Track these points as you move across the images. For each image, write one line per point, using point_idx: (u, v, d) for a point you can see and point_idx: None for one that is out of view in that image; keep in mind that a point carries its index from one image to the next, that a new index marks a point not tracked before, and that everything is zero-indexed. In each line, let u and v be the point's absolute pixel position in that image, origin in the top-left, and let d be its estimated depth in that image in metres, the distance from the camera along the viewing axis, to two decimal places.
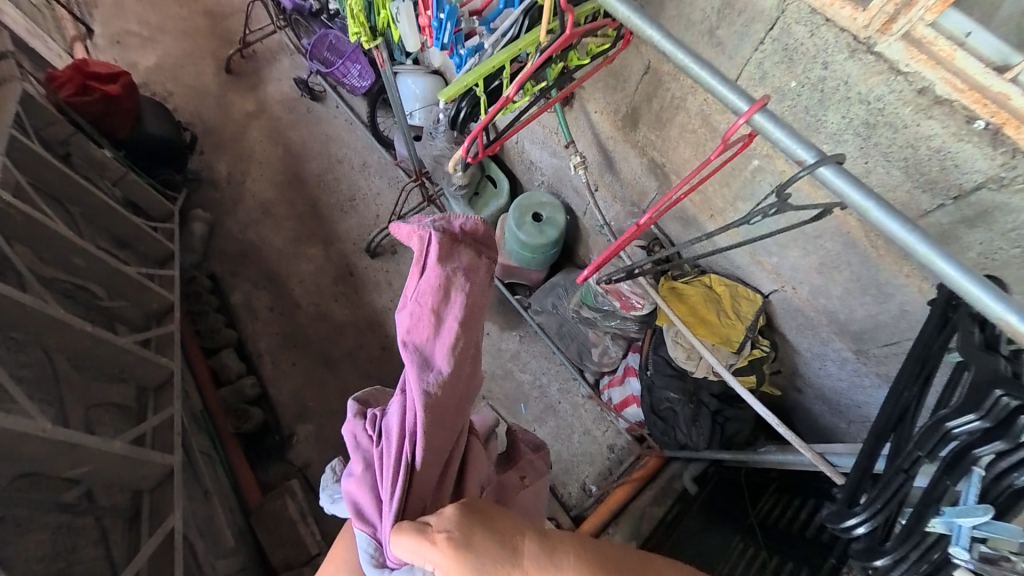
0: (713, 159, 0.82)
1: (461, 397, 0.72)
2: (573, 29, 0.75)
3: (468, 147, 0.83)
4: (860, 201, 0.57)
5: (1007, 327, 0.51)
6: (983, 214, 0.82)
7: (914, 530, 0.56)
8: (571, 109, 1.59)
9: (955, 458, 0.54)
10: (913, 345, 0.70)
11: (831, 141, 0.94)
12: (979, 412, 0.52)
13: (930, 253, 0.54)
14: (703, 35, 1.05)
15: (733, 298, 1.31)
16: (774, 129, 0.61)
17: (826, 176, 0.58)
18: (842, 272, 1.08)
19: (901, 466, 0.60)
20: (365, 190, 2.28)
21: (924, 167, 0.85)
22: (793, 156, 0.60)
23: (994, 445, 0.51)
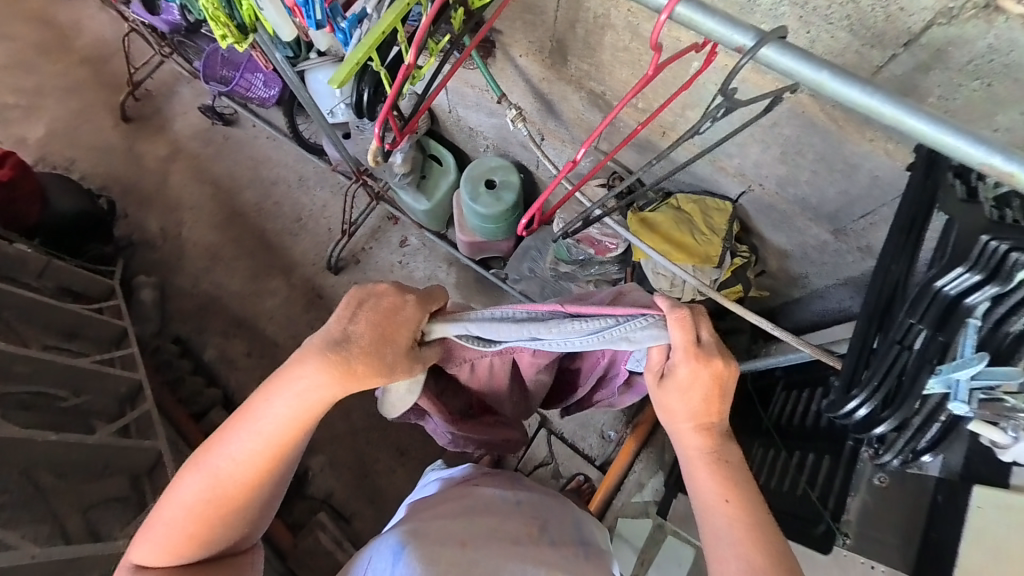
0: (642, 85, 0.72)
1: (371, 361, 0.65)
2: None
3: (381, 133, 0.74)
4: (813, 75, 0.51)
5: (990, 171, 0.49)
6: (934, 54, 0.76)
7: (911, 391, 0.63)
8: (495, 60, 1.45)
9: (949, 318, 0.59)
10: (897, 212, 0.69)
11: (770, 19, 0.85)
12: (968, 264, 0.54)
13: (898, 111, 0.49)
14: None
15: (705, 213, 1.26)
16: (705, 19, 0.53)
17: (771, 58, 0.51)
18: (805, 155, 1.02)
19: (895, 338, 0.64)
20: (309, 206, 2.15)
21: (869, 19, 0.77)
22: (732, 45, 0.53)
23: (986, 290, 0.55)
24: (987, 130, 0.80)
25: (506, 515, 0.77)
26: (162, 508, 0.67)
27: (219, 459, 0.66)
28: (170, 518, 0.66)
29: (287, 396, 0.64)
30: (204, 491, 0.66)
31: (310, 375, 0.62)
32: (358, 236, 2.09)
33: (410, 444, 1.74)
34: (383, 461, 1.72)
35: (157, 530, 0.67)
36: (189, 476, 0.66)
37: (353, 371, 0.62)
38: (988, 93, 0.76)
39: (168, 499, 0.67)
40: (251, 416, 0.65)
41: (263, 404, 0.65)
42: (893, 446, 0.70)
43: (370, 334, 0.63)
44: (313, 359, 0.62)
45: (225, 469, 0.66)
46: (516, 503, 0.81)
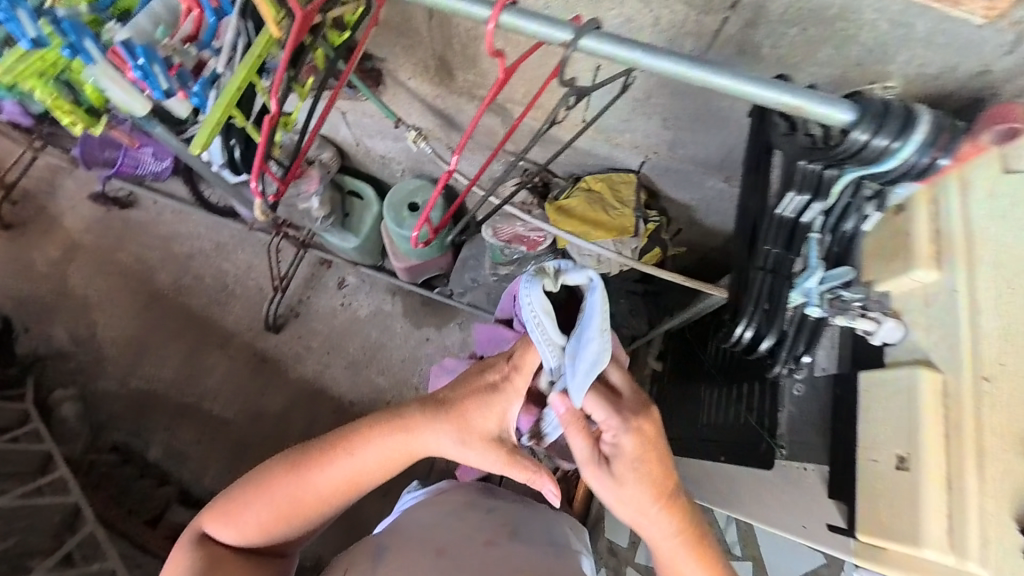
0: (498, 91, 0.75)
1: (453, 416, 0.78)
2: (307, 7, 0.65)
3: (260, 187, 0.73)
4: (629, 55, 0.55)
5: (782, 107, 0.54)
6: (755, 10, 0.86)
7: (778, 305, 0.72)
8: (385, 87, 1.46)
9: (795, 236, 0.70)
10: (746, 154, 0.80)
11: (616, 6, 0.93)
12: (799, 187, 0.66)
13: (701, 72, 0.54)
14: None
15: (614, 188, 1.33)
16: (527, 23, 0.57)
17: (593, 47, 0.56)
18: (682, 117, 1.11)
19: (761, 265, 0.72)
20: (233, 271, 2.05)
21: None
22: (556, 42, 0.58)
23: (815, 207, 0.67)
24: (815, 68, 0.92)
25: (482, 521, 0.81)
26: (253, 493, 0.79)
27: (311, 474, 0.78)
28: (255, 505, 0.79)
29: (384, 440, 0.78)
30: (292, 495, 0.78)
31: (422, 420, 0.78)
32: (292, 289, 2.01)
33: (393, 484, 1.69)
34: (368, 508, 1.67)
35: (241, 511, 0.79)
36: (284, 480, 0.78)
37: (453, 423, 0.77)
38: (807, 36, 0.87)
39: (259, 487, 0.79)
40: (349, 449, 0.78)
41: (365, 444, 0.78)
42: (778, 360, 0.77)
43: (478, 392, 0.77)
44: (427, 411, 0.78)
45: (315, 478, 0.78)
46: (489, 509, 0.84)
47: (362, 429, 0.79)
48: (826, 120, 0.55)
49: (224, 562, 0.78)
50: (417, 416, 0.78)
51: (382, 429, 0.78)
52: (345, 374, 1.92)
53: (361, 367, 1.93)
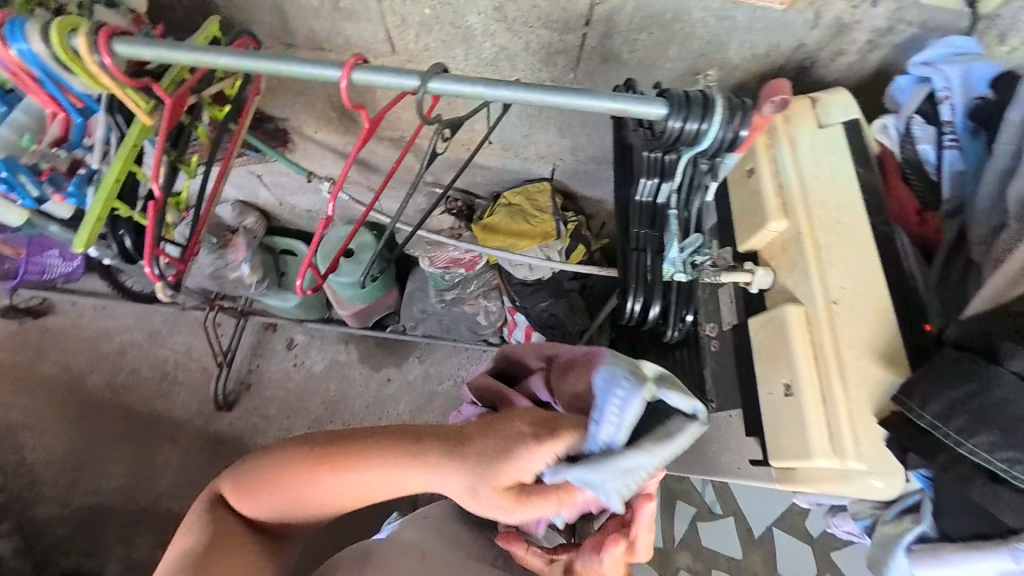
0: (362, 147, 0.77)
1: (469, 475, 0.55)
2: (178, 97, 0.70)
3: (154, 270, 0.75)
4: (472, 89, 0.61)
5: (605, 109, 0.60)
6: (609, 23, 0.96)
7: (652, 278, 0.79)
8: (294, 144, 1.47)
9: (656, 217, 0.77)
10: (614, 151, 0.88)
11: (489, 38, 1.01)
12: (646, 173, 0.73)
13: (533, 92, 0.60)
14: (331, 14, 1.00)
15: (531, 197, 1.41)
16: (376, 76, 0.62)
17: (439, 87, 0.61)
18: (574, 124, 1.21)
19: (633, 246, 0.79)
20: (172, 356, 1.94)
21: (554, 14, 0.95)
22: (407, 89, 0.62)
23: (665, 187, 0.74)
24: (673, 64, 1.03)
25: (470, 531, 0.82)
26: (263, 484, 0.64)
27: (318, 486, 0.62)
28: (264, 499, 0.65)
29: (394, 471, 0.58)
30: (298, 502, 0.64)
31: (430, 458, 0.57)
32: (238, 361, 1.94)
33: None
34: None
35: (251, 496, 0.66)
36: (289, 486, 0.63)
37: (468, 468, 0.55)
38: (659, 38, 0.98)
39: (268, 481, 0.64)
40: (356, 472, 0.59)
41: (374, 472, 0.59)
42: (670, 326, 0.82)
43: (497, 448, 0.53)
44: (450, 451, 0.56)
45: (319, 491, 0.62)
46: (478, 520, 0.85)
47: (361, 446, 0.59)
48: (644, 115, 0.61)
49: (230, 540, 0.68)
50: (435, 455, 0.56)
51: (393, 462, 0.58)
52: None
53: (325, 423, 1.87)
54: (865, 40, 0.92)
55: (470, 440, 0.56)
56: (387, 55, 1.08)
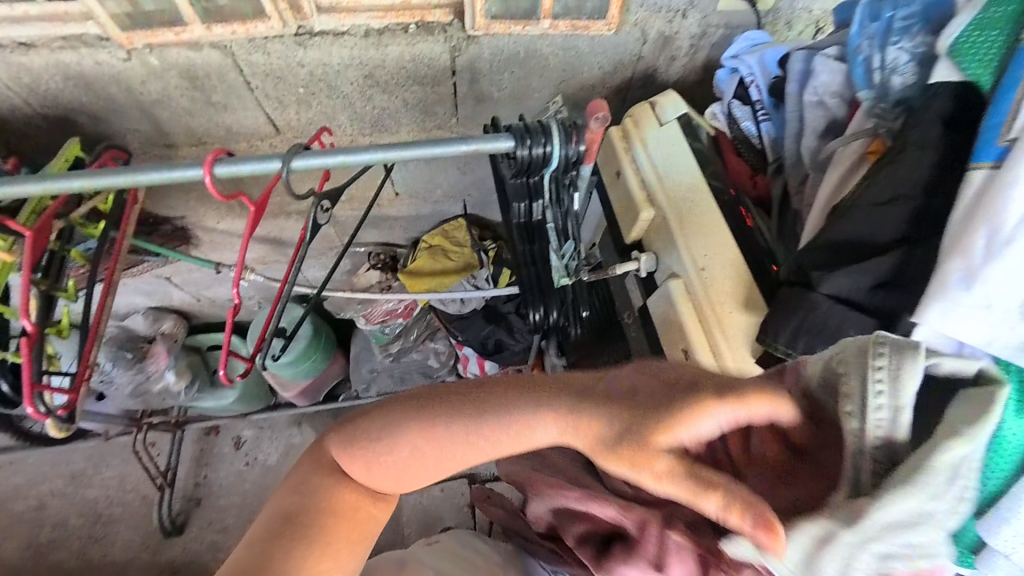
0: (250, 230, 0.78)
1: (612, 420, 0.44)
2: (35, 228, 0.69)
3: (39, 407, 0.71)
4: (334, 159, 0.64)
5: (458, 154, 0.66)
6: (473, 71, 1.04)
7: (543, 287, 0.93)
8: (198, 239, 1.42)
9: (536, 233, 0.86)
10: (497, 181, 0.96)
11: (367, 102, 1.06)
12: (517, 195, 0.79)
13: (391, 151, 0.65)
14: (205, 109, 1.00)
15: (448, 236, 1.46)
16: (237, 167, 0.63)
17: (301, 163, 0.64)
18: (471, 161, 1.28)
19: (525, 262, 0.91)
20: (103, 494, 1.73)
21: (423, 71, 1.02)
22: (271, 171, 0.64)
23: (536, 204, 0.80)
24: (542, 92, 1.13)
25: None
26: (384, 430, 0.58)
27: (445, 425, 0.54)
28: (387, 448, 0.58)
29: (533, 414, 0.49)
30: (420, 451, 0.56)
31: (563, 402, 0.48)
32: (182, 476, 1.77)
33: None
34: None
35: (375, 447, 0.58)
36: (413, 435, 0.56)
37: (614, 420, 0.44)
38: (524, 74, 1.07)
39: (395, 426, 0.57)
40: (494, 412, 0.52)
41: (513, 416, 0.51)
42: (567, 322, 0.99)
43: (649, 382, 0.43)
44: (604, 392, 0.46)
45: (443, 443, 0.54)
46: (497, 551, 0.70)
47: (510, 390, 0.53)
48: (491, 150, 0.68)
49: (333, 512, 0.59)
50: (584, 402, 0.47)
51: (536, 406, 0.50)
52: None
53: None
54: (688, 44, 1.07)
55: (631, 387, 0.45)
56: (273, 137, 1.09)
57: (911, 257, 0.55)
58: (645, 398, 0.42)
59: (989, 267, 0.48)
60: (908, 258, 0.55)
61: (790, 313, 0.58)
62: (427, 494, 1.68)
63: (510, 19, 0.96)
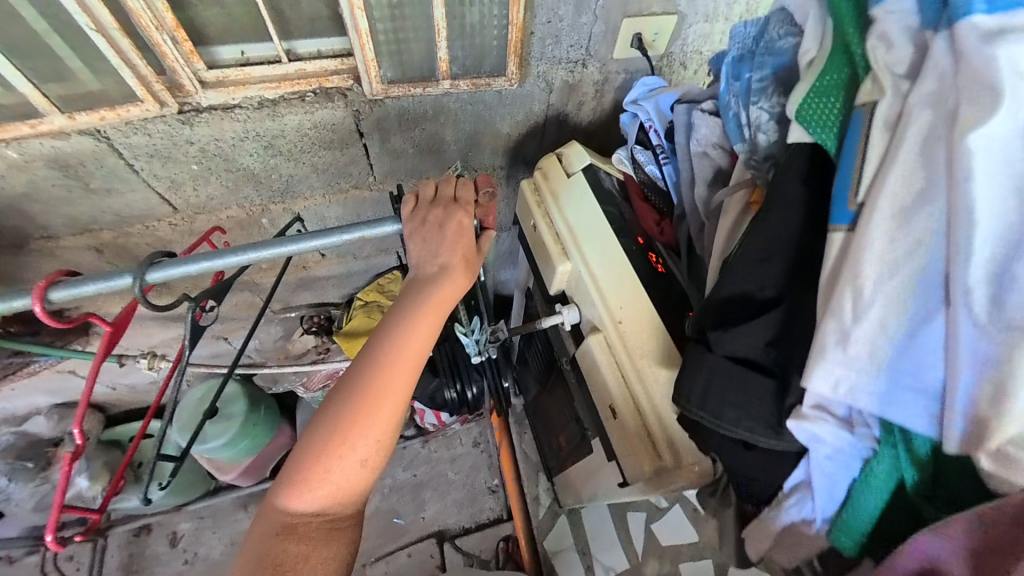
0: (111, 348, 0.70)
1: (450, 281, 0.68)
2: None
3: None
4: (195, 264, 0.60)
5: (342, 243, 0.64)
6: (381, 131, 1.03)
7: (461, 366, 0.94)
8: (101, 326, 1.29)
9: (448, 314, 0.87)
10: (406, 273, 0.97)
11: (271, 171, 1.03)
12: None
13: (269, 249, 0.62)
14: (86, 194, 0.95)
15: (385, 290, 1.39)
16: (81, 286, 0.59)
17: (158, 274, 0.60)
18: None
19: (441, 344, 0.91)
20: None
21: (327, 136, 1.00)
22: (124, 285, 0.60)
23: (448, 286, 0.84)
24: (456, 145, 1.13)
25: None
26: (308, 437, 0.61)
27: (353, 377, 0.62)
28: (314, 446, 0.60)
29: (409, 316, 0.66)
30: (347, 420, 0.60)
31: (423, 296, 0.67)
32: None
33: None
34: None
35: (302, 464, 0.60)
36: (335, 407, 0.61)
37: (436, 324, 0.67)
38: (431, 131, 1.07)
39: (315, 424, 0.62)
40: (380, 334, 0.65)
41: (397, 327, 0.65)
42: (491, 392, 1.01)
43: (441, 230, 0.69)
44: (442, 268, 0.69)
45: (359, 392, 0.61)
46: None
47: (385, 319, 0.67)
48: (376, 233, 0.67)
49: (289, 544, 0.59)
50: (430, 280, 0.68)
51: (409, 312, 0.66)
52: None
53: None
54: (593, 90, 1.11)
55: (450, 255, 0.69)
56: (172, 215, 1.05)
57: (793, 323, 0.49)
58: (447, 255, 0.69)
59: (859, 329, 0.43)
60: (791, 323, 0.49)
61: (693, 374, 0.53)
62: (394, 564, 1.54)
63: (407, 82, 0.95)
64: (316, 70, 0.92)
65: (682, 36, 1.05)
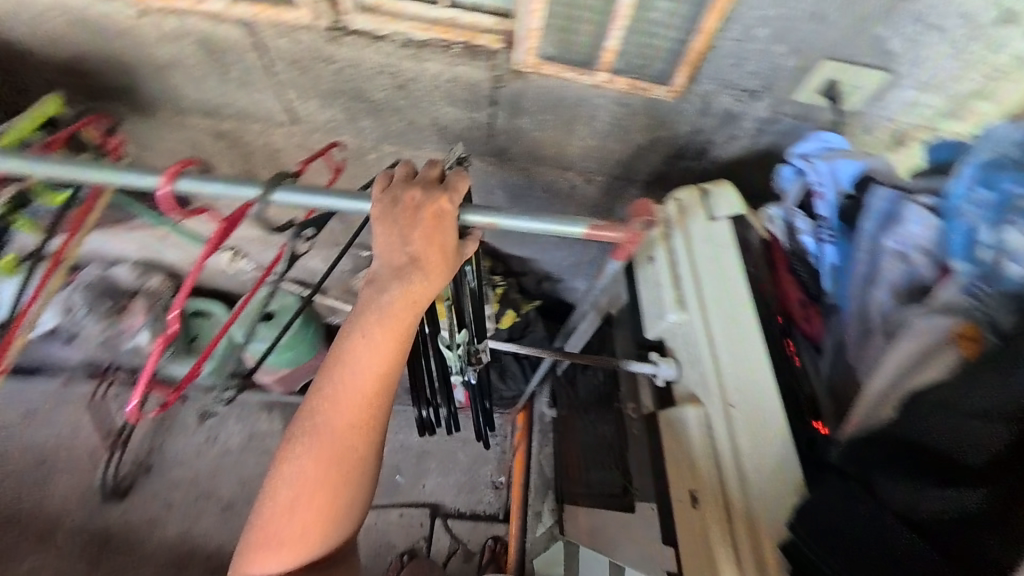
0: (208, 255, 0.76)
1: (407, 292, 0.64)
2: None
3: None
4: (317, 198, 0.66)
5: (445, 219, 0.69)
6: (513, 104, 0.97)
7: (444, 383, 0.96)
8: None
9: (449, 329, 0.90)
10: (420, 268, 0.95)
11: (395, 112, 1.01)
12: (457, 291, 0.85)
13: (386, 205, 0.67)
14: (223, 82, 0.97)
15: None
16: (206, 184, 0.65)
17: (282, 195, 0.66)
18: (495, 192, 1.22)
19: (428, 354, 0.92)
20: (53, 438, 1.67)
21: (458, 94, 0.96)
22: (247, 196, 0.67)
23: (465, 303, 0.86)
24: (580, 142, 1.06)
25: None
26: (276, 487, 0.61)
27: (313, 421, 0.62)
28: (286, 497, 0.60)
29: (363, 341, 0.63)
30: (313, 465, 0.61)
31: (377, 316, 0.63)
32: (136, 439, 1.70)
33: None
34: None
35: (271, 518, 0.60)
36: (298, 456, 0.61)
37: (398, 338, 0.64)
38: (562, 118, 1.00)
39: (281, 473, 0.61)
40: (336, 364, 0.63)
41: (352, 355, 0.63)
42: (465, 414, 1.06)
43: (400, 239, 0.64)
44: (397, 277, 0.64)
45: (328, 432, 0.61)
46: None
47: (338, 348, 0.64)
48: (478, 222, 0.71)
49: None
50: (385, 291, 0.64)
51: (364, 335, 0.63)
52: (220, 522, 1.63)
53: (239, 507, 1.65)
54: (752, 127, 0.98)
55: (410, 264, 0.64)
56: (288, 124, 1.06)
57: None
58: (401, 268, 0.64)
59: None
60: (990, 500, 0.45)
61: (837, 514, 0.50)
62: (383, 518, 1.57)
63: (562, 63, 0.89)
64: (470, 23, 0.87)
65: (882, 100, 0.90)
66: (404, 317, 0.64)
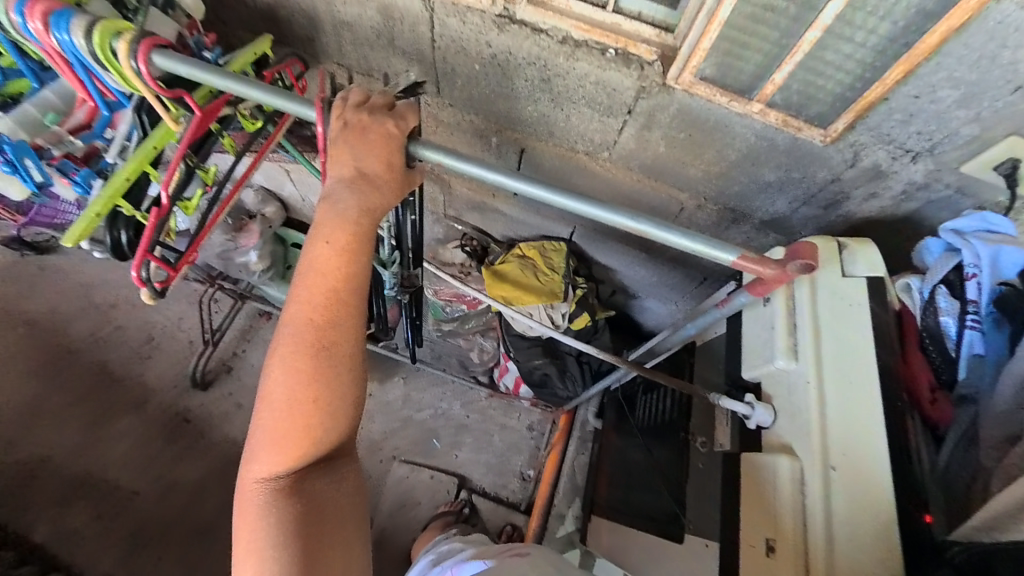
0: None
1: (361, 190, 0.69)
2: (204, 113, 0.74)
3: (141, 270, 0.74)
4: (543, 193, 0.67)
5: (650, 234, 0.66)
6: (649, 117, 0.98)
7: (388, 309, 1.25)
8: None
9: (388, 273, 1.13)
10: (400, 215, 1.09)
11: (531, 102, 1.05)
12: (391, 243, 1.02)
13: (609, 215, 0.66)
14: (387, 47, 1.06)
15: (544, 255, 1.41)
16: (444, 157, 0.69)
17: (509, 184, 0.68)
18: (601, 196, 1.23)
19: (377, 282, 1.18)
20: (162, 323, 1.93)
21: (598, 97, 0.98)
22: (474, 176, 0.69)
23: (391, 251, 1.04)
24: (704, 166, 1.04)
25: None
26: (270, 387, 0.64)
27: (287, 328, 0.65)
28: (276, 394, 0.63)
29: (322, 245, 0.67)
30: (291, 369, 0.64)
31: (337, 223, 0.67)
32: (225, 342, 1.93)
33: None
34: None
35: (265, 414, 0.64)
36: (278, 362, 0.64)
37: (354, 238, 0.68)
38: (694, 140, 0.99)
39: (271, 376, 0.64)
40: (303, 272, 0.67)
41: (315, 261, 0.66)
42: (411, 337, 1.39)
43: (357, 144, 0.69)
44: (352, 181, 0.69)
45: (307, 336, 0.64)
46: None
47: (306, 259, 0.67)
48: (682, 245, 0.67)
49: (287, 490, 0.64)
50: (343, 194, 0.68)
51: (328, 242, 0.67)
52: None
53: None
54: (900, 188, 0.92)
55: (365, 167, 0.69)
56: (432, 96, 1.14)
57: None
58: (357, 172, 0.69)
59: None
60: None
61: None
62: (414, 474, 1.65)
63: (716, 86, 0.89)
64: (631, 31, 0.89)
65: None
66: (361, 216, 0.68)
